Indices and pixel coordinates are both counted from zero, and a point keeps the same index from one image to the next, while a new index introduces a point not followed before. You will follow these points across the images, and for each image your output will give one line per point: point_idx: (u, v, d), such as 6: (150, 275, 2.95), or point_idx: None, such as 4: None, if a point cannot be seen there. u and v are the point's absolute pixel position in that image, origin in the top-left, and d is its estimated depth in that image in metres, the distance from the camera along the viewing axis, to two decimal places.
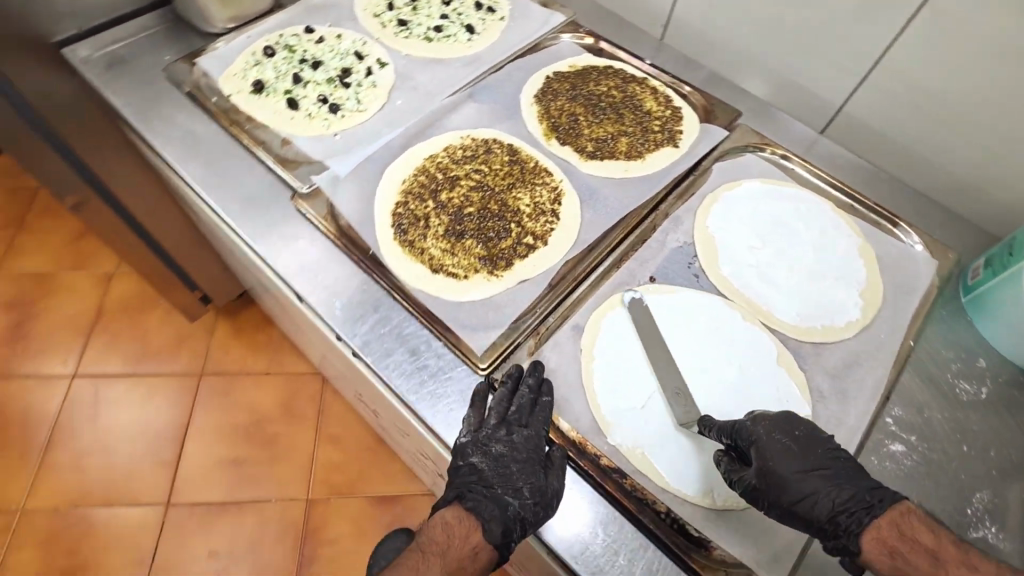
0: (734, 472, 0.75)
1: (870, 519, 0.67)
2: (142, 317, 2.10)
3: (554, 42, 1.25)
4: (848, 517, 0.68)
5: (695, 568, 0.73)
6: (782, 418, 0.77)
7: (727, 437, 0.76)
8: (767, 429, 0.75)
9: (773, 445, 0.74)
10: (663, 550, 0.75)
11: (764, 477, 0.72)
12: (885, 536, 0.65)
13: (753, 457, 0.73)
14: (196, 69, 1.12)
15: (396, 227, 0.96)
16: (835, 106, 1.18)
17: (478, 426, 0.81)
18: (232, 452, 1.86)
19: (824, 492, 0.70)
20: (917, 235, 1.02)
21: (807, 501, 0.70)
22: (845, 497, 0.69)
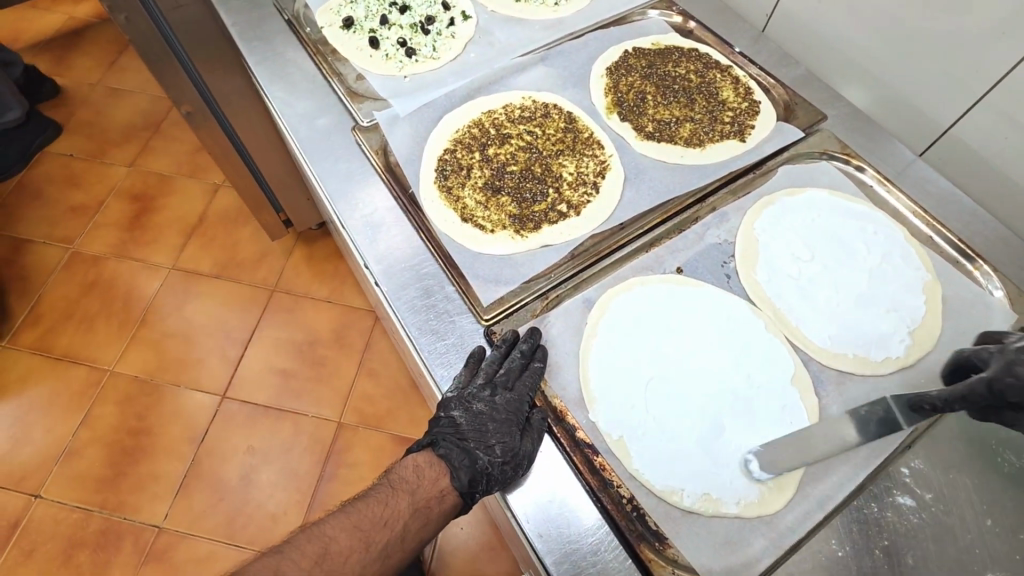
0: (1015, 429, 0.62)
1: None
2: (234, 228, 2.33)
3: (641, 18, 1.22)
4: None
5: (647, 562, 0.69)
6: (1020, 352, 0.63)
7: (977, 402, 0.62)
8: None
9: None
10: (614, 533, 0.72)
11: None
12: None
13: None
14: (299, 2, 1.24)
15: (440, 173, 1.00)
16: (942, 127, 1.06)
17: (466, 383, 0.82)
18: (283, 364, 2.03)
19: None
20: (999, 281, 0.89)
21: None
22: None
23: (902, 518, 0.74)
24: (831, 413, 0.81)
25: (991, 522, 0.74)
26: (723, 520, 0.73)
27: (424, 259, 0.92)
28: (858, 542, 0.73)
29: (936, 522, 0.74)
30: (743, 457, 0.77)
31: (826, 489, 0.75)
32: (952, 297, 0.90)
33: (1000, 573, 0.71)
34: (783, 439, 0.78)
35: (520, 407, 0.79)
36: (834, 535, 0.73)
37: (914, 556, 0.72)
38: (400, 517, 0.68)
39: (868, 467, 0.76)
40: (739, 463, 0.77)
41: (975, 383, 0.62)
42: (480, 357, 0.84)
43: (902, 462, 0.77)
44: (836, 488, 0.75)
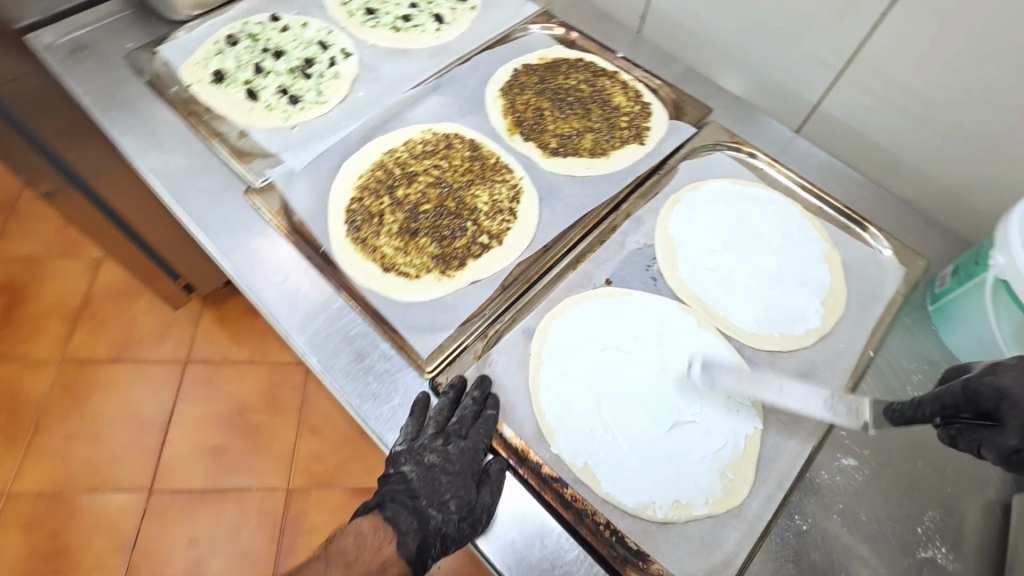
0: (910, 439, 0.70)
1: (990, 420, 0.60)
2: (128, 303, 2.11)
3: (524, 34, 1.22)
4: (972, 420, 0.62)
5: None
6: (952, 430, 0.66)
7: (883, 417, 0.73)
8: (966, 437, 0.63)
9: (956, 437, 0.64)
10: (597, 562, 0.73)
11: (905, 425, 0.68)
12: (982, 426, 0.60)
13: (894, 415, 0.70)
14: (157, 58, 1.10)
15: (350, 224, 0.94)
16: (812, 104, 1.15)
17: (415, 435, 0.79)
18: (213, 441, 1.87)
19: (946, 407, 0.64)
20: (886, 241, 1.00)
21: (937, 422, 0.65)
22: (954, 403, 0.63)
23: (849, 479, 0.80)
24: None
25: (922, 463, 0.82)
26: (697, 522, 0.75)
27: (351, 320, 0.87)
28: (818, 512, 0.77)
29: (878, 475, 0.80)
30: (702, 455, 0.79)
31: (781, 469, 0.79)
32: (850, 261, 0.99)
33: (939, 509, 0.79)
34: (734, 429, 0.81)
35: (475, 457, 0.77)
36: (796, 510, 0.77)
37: (866, 513, 0.78)
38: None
39: (812, 437, 0.81)
40: (700, 463, 0.79)
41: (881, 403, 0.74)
42: (426, 405, 0.80)
43: (840, 425, 0.83)
44: (790, 466, 0.79)
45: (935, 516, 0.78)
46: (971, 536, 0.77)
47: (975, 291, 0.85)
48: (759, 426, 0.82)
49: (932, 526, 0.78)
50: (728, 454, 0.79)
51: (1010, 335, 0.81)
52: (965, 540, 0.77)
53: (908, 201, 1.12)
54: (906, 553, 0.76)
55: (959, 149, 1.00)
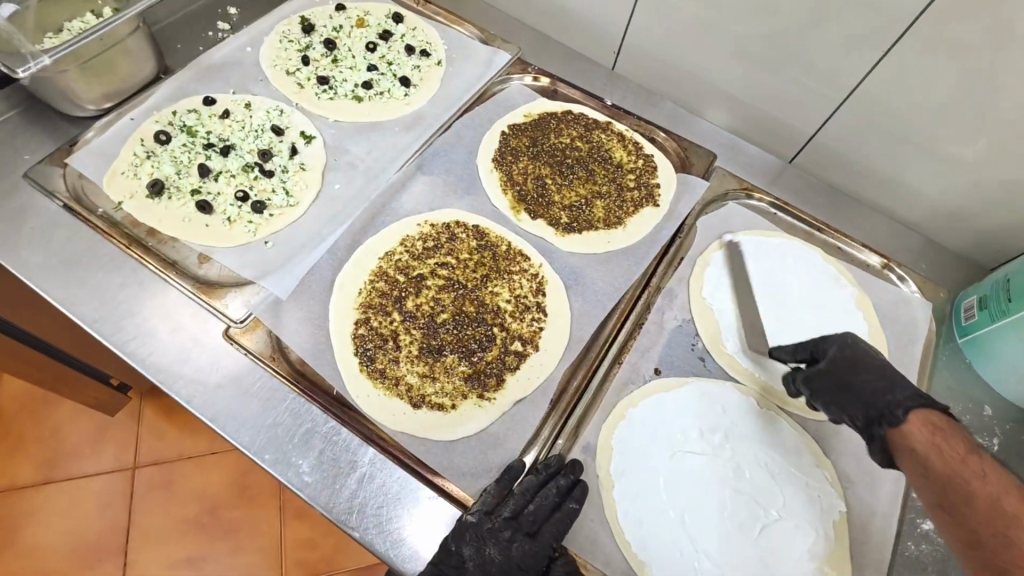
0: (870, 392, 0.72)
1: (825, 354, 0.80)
2: (52, 414, 1.82)
3: (502, 88, 1.10)
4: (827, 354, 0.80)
5: None
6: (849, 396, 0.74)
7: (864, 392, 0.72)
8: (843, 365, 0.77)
9: (852, 379, 0.75)
10: None
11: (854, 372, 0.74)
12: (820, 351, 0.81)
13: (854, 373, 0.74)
14: (69, 171, 0.89)
15: (360, 354, 0.81)
16: (807, 135, 1.12)
17: (490, 513, 0.70)
18: (186, 553, 1.66)
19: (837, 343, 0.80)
20: (910, 279, 1.00)
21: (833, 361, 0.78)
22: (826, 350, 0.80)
23: (935, 545, 0.79)
24: (846, 468, 0.81)
25: None
26: None
27: (388, 476, 0.74)
28: None
29: None
30: (797, 555, 0.75)
31: (875, 552, 0.76)
32: (880, 302, 0.97)
33: None
34: (821, 518, 0.77)
35: (536, 561, 0.69)
36: None
37: None
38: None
39: (895, 509, 0.79)
40: (797, 565, 0.74)
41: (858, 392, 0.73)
42: (515, 478, 0.72)
43: None
44: (883, 547, 0.76)
45: None
46: None
47: (1013, 329, 0.86)
48: (843, 508, 0.78)
49: None
50: (821, 548, 0.75)
51: None
52: None
53: (908, 223, 1.12)
54: None
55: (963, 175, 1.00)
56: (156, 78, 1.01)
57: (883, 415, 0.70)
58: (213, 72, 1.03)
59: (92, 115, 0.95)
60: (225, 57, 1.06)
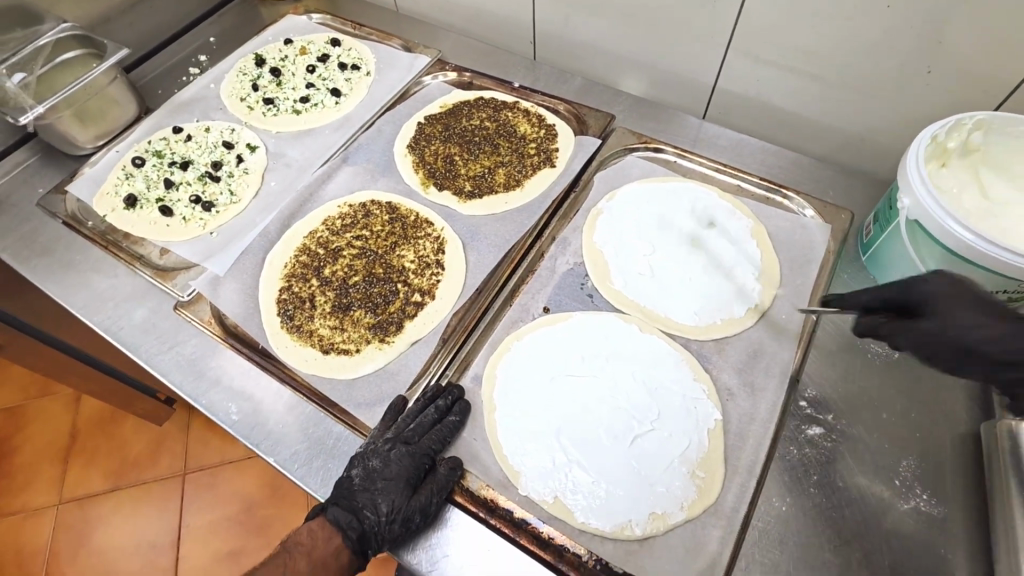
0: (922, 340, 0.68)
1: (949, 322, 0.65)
2: (115, 430, 2.09)
3: (420, 87, 1.24)
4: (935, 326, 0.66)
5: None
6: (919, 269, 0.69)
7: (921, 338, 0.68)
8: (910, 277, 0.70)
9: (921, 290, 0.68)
10: None
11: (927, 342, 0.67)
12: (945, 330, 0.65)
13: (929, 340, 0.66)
14: (69, 197, 1.11)
15: (283, 314, 0.95)
16: (708, 86, 1.17)
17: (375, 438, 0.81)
18: (228, 547, 1.85)
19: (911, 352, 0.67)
20: (808, 204, 1.02)
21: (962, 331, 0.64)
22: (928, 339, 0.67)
23: (820, 449, 0.79)
24: (726, 381, 0.85)
25: (888, 415, 0.82)
26: (677, 530, 0.74)
27: (299, 410, 0.85)
28: (793, 489, 0.77)
29: (847, 438, 0.80)
30: (669, 460, 0.78)
31: (750, 456, 0.78)
32: (777, 230, 1.00)
33: (914, 457, 0.78)
34: (696, 426, 0.81)
35: (417, 462, 0.78)
36: (773, 493, 0.76)
37: (841, 477, 0.77)
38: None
39: (773, 415, 0.81)
40: (669, 468, 0.78)
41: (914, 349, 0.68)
42: (401, 406, 0.83)
43: (798, 396, 0.83)
44: (757, 451, 0.78)
45: (912, 465, 0.78)
46: (952, 478, 0.76)
47: (895, 234, 0.87)
48: (720, 417, 0.81)
49: (909, 476, 0.77)
50: (694, 453, 0.79)
51: (937, 270, 0.82)
52: (945, 482, 0.76)
53: (821, 156, 1.13)
54: (891, 510, 0.75)
55: (853, 100, 1.02)
56: (139, 117, 1.24)
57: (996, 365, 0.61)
58: (182, 107, 1.25)
59: (90, 152, 1.18)
60: (192, 95, 1.27)
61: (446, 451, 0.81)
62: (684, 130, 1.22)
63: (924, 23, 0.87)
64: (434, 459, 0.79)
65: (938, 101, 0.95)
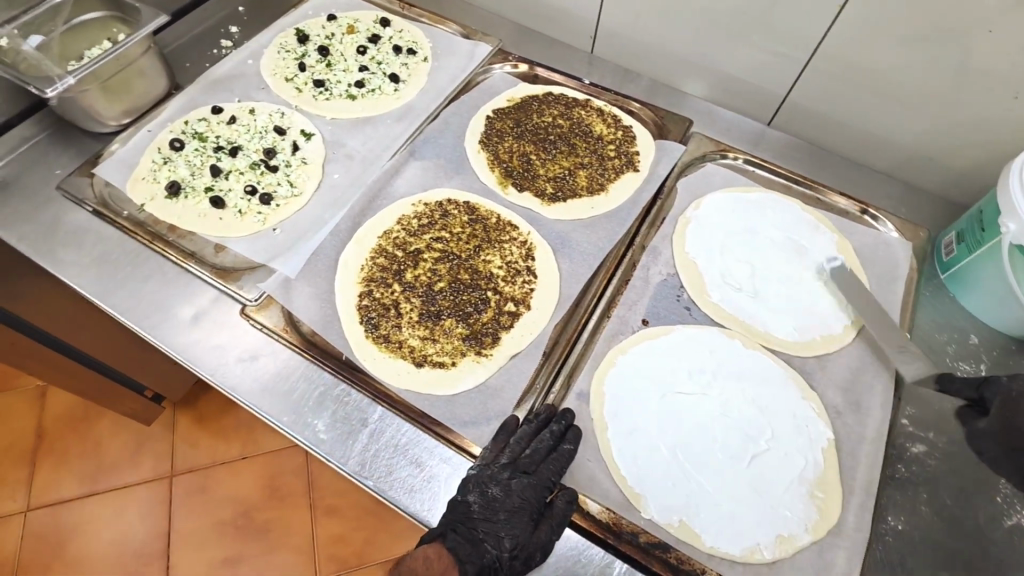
0: None
1: None
2: (91, 427, 1.83)
3: (485, 77, 1.18)
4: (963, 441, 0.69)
5: None
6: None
7: None
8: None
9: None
10: None
11: None
12: None
13: None
14: (96, 180, 0.98)
15: (366, 322, 0.88)
16: (780, 97, 1.15)
17: (489, 463, 0.76)
18: (224, 554, 1.64)
19: None
20: (888, 221, 1.03)
21: None
22: None
23: (925, 467, 0.81)
24: (831, 400, 0.85)
25: None
26: (804, 552, 0.74)
27: (398, 429, 0.80)
28: (906, 507, 0.78)
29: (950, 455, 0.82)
30: (789, 481, 0.78)
31: (864, 475, 0.79)
32: (860, 246, 1.01)
33: None
34: (809, 446, 0.81)
35: (538, 495, 0.74)
36: (887, 512, 0.78)
37: (949, 496, 0.79)
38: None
39: (882, 435, 0.82)
40: (789, 489, 0.78)
41: None
42: (513, 428, 0.79)
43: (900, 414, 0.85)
44: (870, 470, 0.79)
45: None
46: None
47: (987, 257, 0.89)
48: (831, 436, 0.82)
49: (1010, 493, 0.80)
50: (812, 473, 0.79)
51: None
52: None
53: (888, 171, 1.15)
54: (996, 526, 0.78)
55: (932, 121, 1.03)
56: (169, 93, 1.11)
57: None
58: (219, 84, 1.13)
59: (114, 131, 1.05)
60: (228, 71, 1.15)
61: (562, 479, 0.77)
62: (749, 134, 1.19)
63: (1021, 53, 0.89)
64: (553, 489, 0.75)
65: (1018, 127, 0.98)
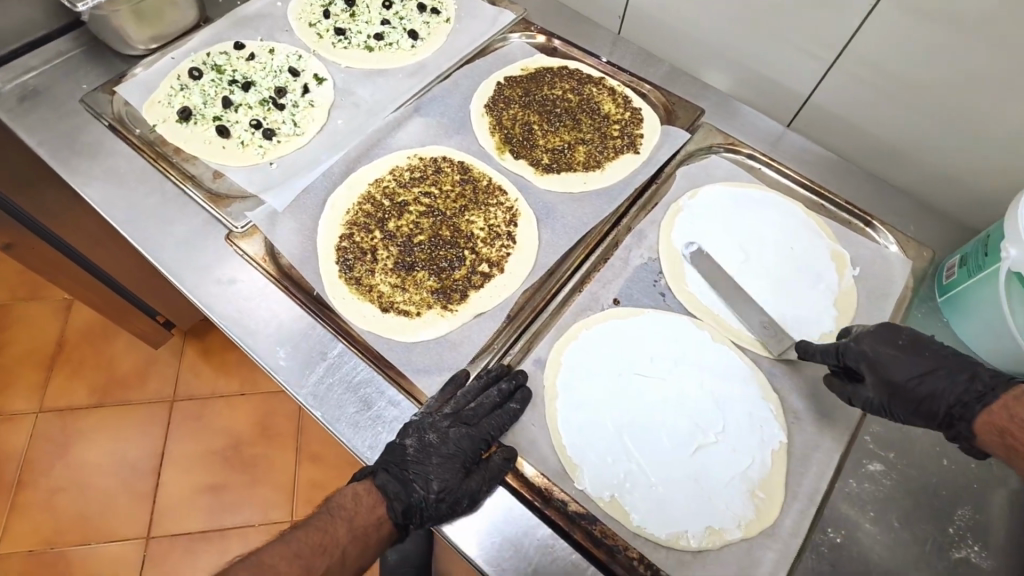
0: (851, 390, 0.79)
1: (982, 407, 0.68)
2: (105, 344, 1.92)
3: (503, 44, 1.18)
4: (965, 410, 0.69)
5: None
6: (883, 329, 0.78)
7: (832, 359, 0.80)
8: (867, 339, 0.77)
9: (883, 353, 0.76)
10: None
11: (875, 374, 0.75)
12: (997, 420, 0.66)
13: (867, 372, 0.76)
14: (116, 98, 1.03)
15: (342, 263, 0.90)
16: (802, 97, 1.10)
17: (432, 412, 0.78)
18: (210, 481, 1.72)
19: (946, 392, 0.71)
20: (891, 235, 0.99)
21: (929, 399, 0.72)
22: (957, 387, 0.70)
23: (877, 486, 0.79)
24: (793, 404, 0.83)
25: (946, 461, 0.81)
26: (732, 547, 0.73)
27: (354, 367, 0.82)
28: (848, 522, 0.76)
29: (906, 479, 0.80)
30: (730, 476, 0.77)
31: (811, 483, 0.77)
32: (856, 257, 0.97)
33: (968, 506, 0.78)
34: (760, 445, 0.79)
35: (474, 446, 0.74)
36: (828, 523, 0.76)
37: (896, 518, 0.77)
38: (339, 545, 0.63)
39: (839, 446, 0.80)
40: (730, 484, 0.76)
41: (913, 417, 0.73)
42: (461, 381, 0.80)
43: (863, 430, 0.82)
44: (819, 479, 0.77)
45: (965, 515, 0.78)
46: (1003, 533, 0.77)
47: (984, 283, 0.85)
48: (784, 439, 0.80)
49: (963, 524, 0.77)
50: (756, 473, 0.77)
51: None
52: (996, 537, 0.77)
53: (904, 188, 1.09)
54: (941, 556, 0.75)
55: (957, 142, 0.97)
56: (197, 25, 1.15)
57: (953, 419, 0.70)
58: (245, 22, 1.16)
59: (140, 54, 1.10)
60: (257, 10, 1.18)
61: (502, 437, 0.78)
62: (766, 135, 1.14)
63: None
64: (490, 444, 0.76)
65: None
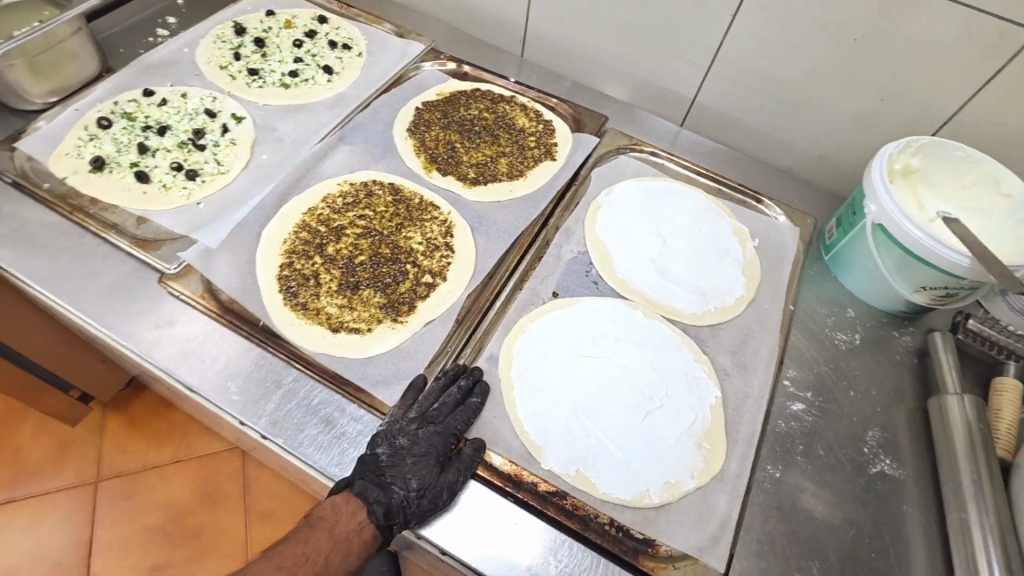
0: None
1: None
2: (8, 433, 1.73)
3: (417, 72, 1.24)
4: None
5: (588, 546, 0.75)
6: None
7: None
8: None
9: None
10: (592, 548, 0.75)
11: None
12: None
13: None
14: (17, 154, 0.98)
15: (285, 291, 0.91)
16: (689, 98, 1.22)
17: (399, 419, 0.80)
18: (150, 564, 1.57)
19: None
20: (778, 208, 1.14)
21: None
22: None
23: (802, 422, 0.89)
24: (722, 362, 0.93)
25: (853, 391, 0.94)
26: (690, 497, 0.80)
27: (312, 389, 0.82)
28: (784, 457, 0.86)
29: (823, 412, 0.91)
30: (680, 435, 0.84)
31: (748, 428, 0.86)
32: (754, 230, 1.11)
33: (877, 427, 0.90)
34: (700, 403, 0.88)
35: (444, 441, 0.77)
36: (767, 461, 0.85)
37: (821, 447, 0.87)
38: (320, 553, 0.66)
39: (764, 393, 0.90)
40: (680, 442, 0.84)
41: None
42: (422, 387, 0.83)
43: (782, 376, 0.93)
44: (753, 423, 0.87)
45: (876, 434, 0.90)
46: (907, 443, 0.89)
47: (857, 238, 0.99)
48: (719, 394, 0.89)
49: (875, 444, 0.89)
50: (700, 428, 0.85)
51: (894, 268, 0.94)
52: (903, 449, 0.88)
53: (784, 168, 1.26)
54: (863, 472, 0.86)
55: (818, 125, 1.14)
56: (99, 76, 1.12)
57: None
58: (151, 70, 1.15)
59: (39, 108, 1.05)
60: (163, 57, 1.17)
61: (468, 433, 0.81)
62: (665, 136, 1.27)
63: (883, 66, 1.00)
64: (458, 440, 0.79)
65: (886, 134, 1.08)
